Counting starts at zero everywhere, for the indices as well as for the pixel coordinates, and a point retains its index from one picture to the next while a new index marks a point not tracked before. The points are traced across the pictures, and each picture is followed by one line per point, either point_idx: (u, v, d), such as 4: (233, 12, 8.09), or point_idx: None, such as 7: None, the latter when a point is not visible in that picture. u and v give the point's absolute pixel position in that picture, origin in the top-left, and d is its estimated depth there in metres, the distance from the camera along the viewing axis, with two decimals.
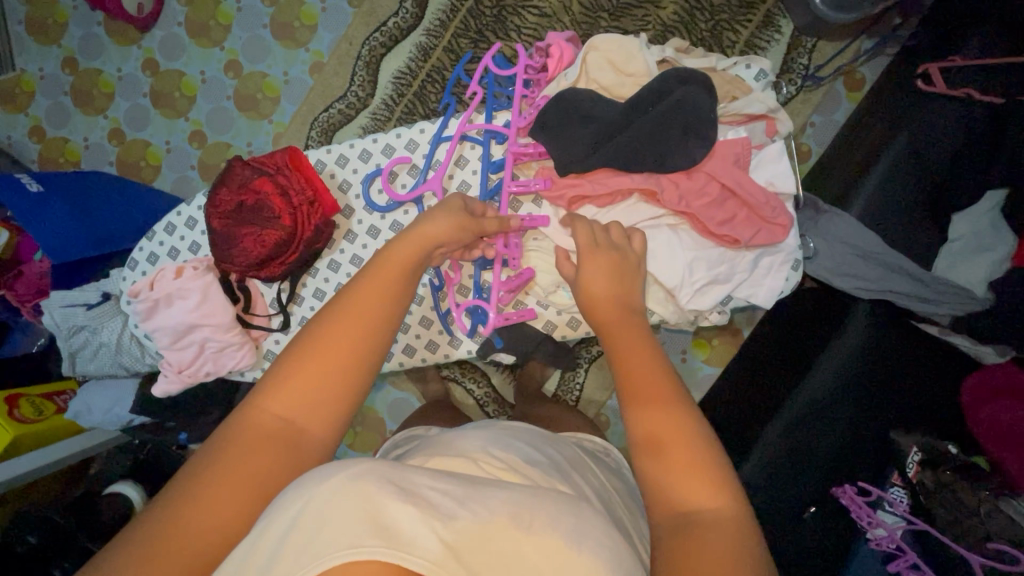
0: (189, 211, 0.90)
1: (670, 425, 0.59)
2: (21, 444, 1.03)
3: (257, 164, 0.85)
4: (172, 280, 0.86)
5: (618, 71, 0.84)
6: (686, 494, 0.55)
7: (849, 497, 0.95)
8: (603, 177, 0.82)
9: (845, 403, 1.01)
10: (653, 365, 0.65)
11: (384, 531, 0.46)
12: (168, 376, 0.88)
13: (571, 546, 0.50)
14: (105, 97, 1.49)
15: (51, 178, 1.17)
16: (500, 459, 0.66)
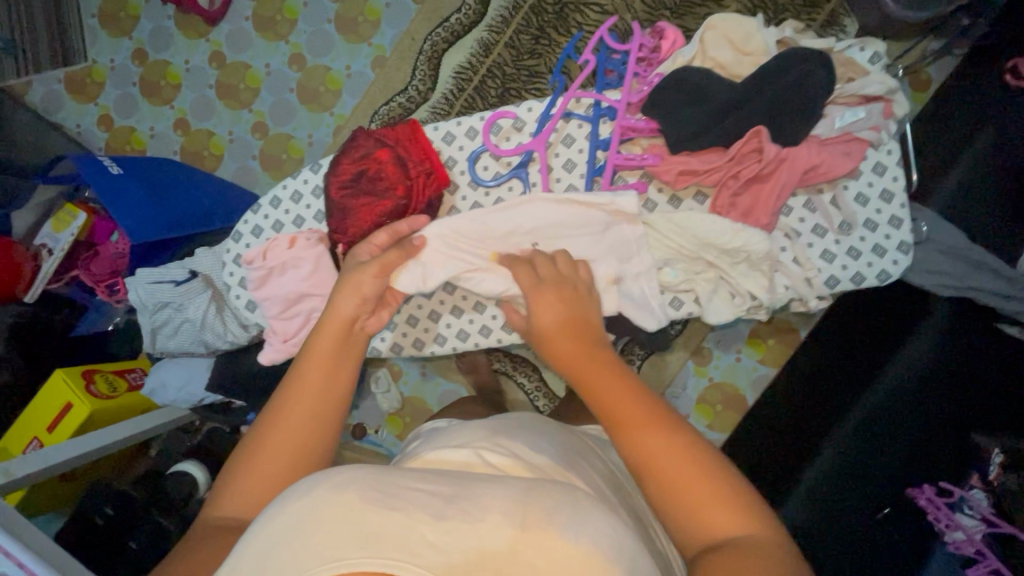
0: (294, 184, 0.88)
1: (671, 452, 0.59)
2: (96, 419, 1.04)
3: (378, 134, 0.83)
4: (285, 250, 0.84)
5: (738, 50, 0.82)
6: (707, 518, 0.56)
7: (925, 497, 0.91)
8: (716, 156, 0.79)
9: (924, 405, 1.01)
10: (634, 397, 0.64)
11: (370, 539, 0.43)
12: (274, 345, 0.86)
13: (566, 533, 0.47)
14: (172, 88, 1.54)
15: (129, 163, 1.21)
16: (508, 450, 0.66)
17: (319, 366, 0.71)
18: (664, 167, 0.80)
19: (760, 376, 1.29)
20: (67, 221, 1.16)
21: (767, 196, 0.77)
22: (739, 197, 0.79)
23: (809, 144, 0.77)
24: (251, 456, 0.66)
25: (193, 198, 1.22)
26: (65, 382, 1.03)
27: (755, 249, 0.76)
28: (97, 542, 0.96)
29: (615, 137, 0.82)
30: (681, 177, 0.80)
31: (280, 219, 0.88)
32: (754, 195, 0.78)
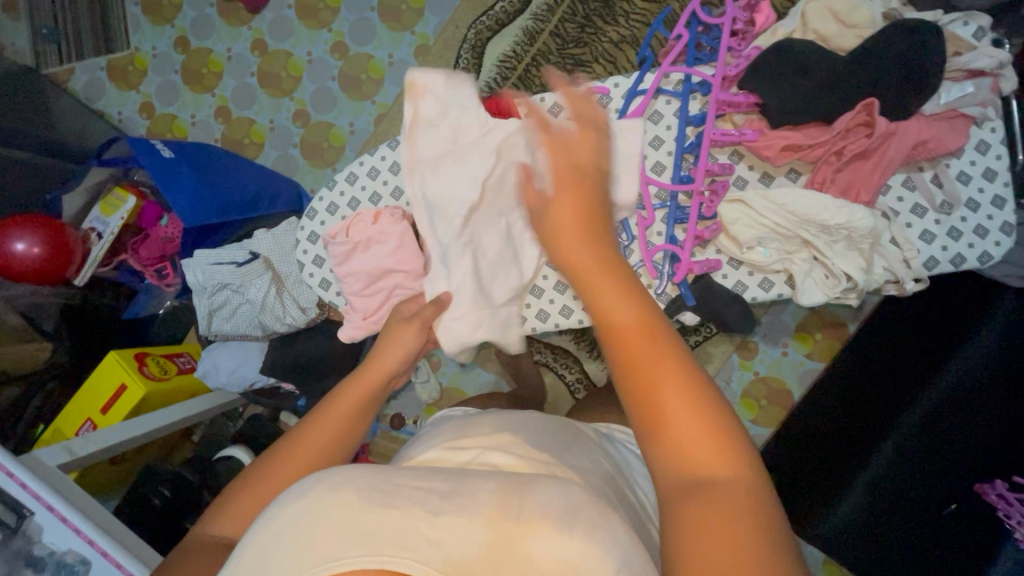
0: (370, 161, 0.87)
1: (650, 362, 0.48)
2: (149, 402, 1.04)
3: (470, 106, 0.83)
4: (370, 225, 0.82)
5: (841, 23, 0.81)
6: (682, 450, 0.46)
7: (995, 494, 0.91)
8: (822, 129, 0.78)
9: (988, 398, 0.97)
10: (628, 287, 0.53)
11: (364, 537, 0.41)
12: (355, 321, 0.86)
13: (560, 526, 0.43)
14: (213, 76, 1.54)
15: (178, 147, 1.20)
16: (512, 452, 0.61)
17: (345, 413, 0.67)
18: (767, 142, 0.79)
19: (808, 370, 1.24)
20: (116, 205, 1.17)
21: (869, 174, 0.77)
22: (840, 174, 0.79)
23: (915, 120, 0.76)
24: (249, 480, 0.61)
25: (241, 183, 1.22)
26: (120, 363, 1.03)
27: (860, 226, 0.76)
28: (148, 526, 0.96)
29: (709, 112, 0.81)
30: (781, 159, 0.79)
31: (356, 196, 0.86)
32: (855, 173, 0.78)
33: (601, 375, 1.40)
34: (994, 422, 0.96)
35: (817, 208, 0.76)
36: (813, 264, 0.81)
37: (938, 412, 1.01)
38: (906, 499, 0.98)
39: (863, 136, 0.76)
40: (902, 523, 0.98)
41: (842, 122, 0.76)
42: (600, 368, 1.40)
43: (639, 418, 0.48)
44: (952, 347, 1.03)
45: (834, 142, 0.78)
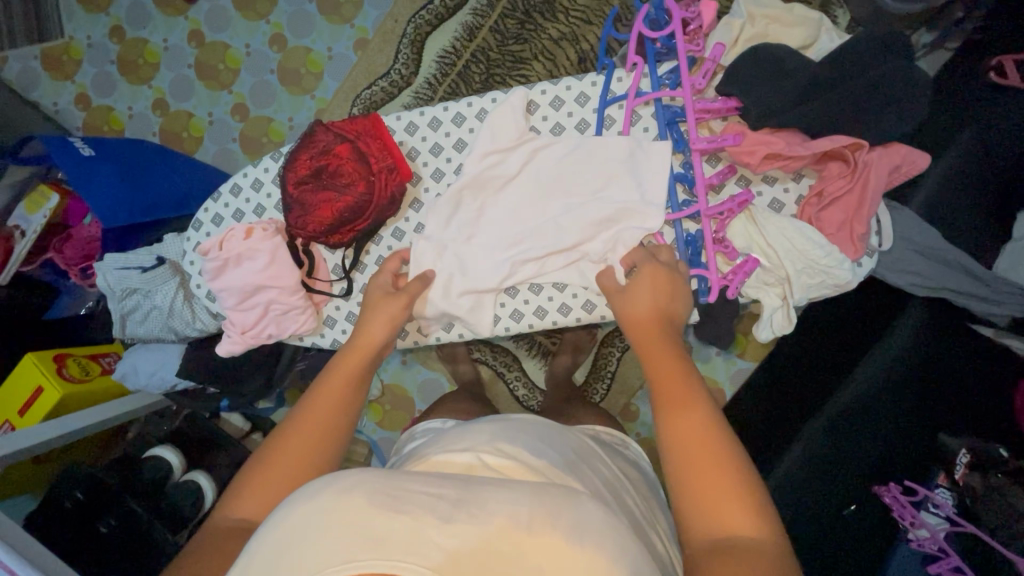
0: (258, 172, 0.86)
1: (693, 428, 0.60)
2: (69, 403, 1.05)
3: (337, 130, 0.80)
4: (241, 241, 0.81)
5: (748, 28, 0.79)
6: (722, 514, 0.55)
7: (892, 496, 0.93)
8: (801, 140, 0.72)
9: (893, 403, 0.98)
10: (680, 367, 0.66)
11: (377, 544, 0.45)
12: (232, 336, 0.85)
13: (572, 541, 0.47)
14: (150, 67, 1.51)
15: (99, 143, 1.18)
16: (505, 450, 0.63)
17: (334, 395, 0.70)
18: (748, 148, 0.72)
19: (740, 370, 1.19)
20: (40, 202, 1.14)
21: (857, 204, 0.72)
22: (828, 211, 0.74)
23: (885, 151, 0.72)
24: (248, 474, 0.64)
25: (169, 178, 1.20)
26: (37, 366, 1.03)
27: (840, 276, 0.73)
28: (67, 526, 0.96)
29: (688, 120, 0.76)
30: (762, 168, 0.73)
31: (240, 208, 0.86)
32: (845, 208, 0.73)
33: (539, 373, 1.40)
34: (895, 426, 0.98)
35: (809, 244, 0.72)
36: (779, 303, 0.77)
37: (847, 415, 0.99)
38: (814, 493, 0.98)
39: (839, 174, 0.72)
40: (815, 521, 0.97)
41: (823, 143, 0.71)
42: (537, 366, 1.41)
43: (679, 472, 0.58)
44: (861, 352, 1.02)
45: (813, 161, 0.73)
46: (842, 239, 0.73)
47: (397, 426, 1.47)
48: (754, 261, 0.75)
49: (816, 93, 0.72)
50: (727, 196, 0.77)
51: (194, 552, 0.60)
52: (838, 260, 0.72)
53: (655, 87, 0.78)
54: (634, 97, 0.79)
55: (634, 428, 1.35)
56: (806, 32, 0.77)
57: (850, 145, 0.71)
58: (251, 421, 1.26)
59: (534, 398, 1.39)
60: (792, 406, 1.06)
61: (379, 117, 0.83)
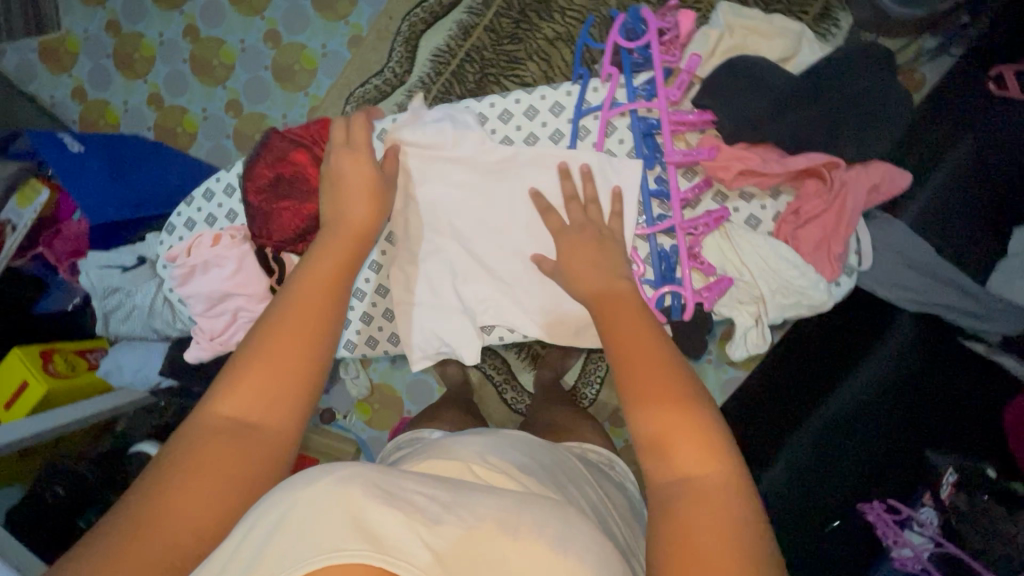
0: (228, 177, 0.86)
1: (652, 356, 0.61)
2: (54, 398, 1.05)
3: (292, 136, 0.81)
4: (208, 249, 0.82)
5: (736, 36, 0.76)
6: (680, 455, 0.54)
7: (876, 513, 0.91)
8: (779, 156, 0.71)
9: (881, 413, 0.96)
10: (640, 319, 0.65)
11: (372, 538, 0.43)
12: (201, 343, 0.84)
13: (556, 546, 0.46)
14: (146, 61, 1.51)
15: (89, 139, 1.19)
16: (494, 462, 0.62)
17: (327, 282, 0.69)
18: (722, 163, 0.71)
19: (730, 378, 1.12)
20: (30, 197, 1.15)
21: (835, 223, 0.70)
22: (804, 230, 0.72)
23: (864, 168, 0.70)
24: (238, 369, 0.62)
25: (158, 174, 1.20)
26: (22, 360, 1.04)
27: (815, 298, 0.71)
28: (46, 521, 0.97)
29: (664, 132, 0.75)
30: (736, 185, 0.72)
31: (212, 212, 0.86)
32: (822, 226, 0.71)
33: (527, 377, 1.39)
34: (882, 438, 0.96)
35: (782, 262, 0.71)
36: (753, 323, 0.75)
37: (829, 429, 0.97)
38: (800, 500, 0.96)
39: (816, 193, 0.70)
40: (802, 531, 0.95)
41: (797, 161, 0.69)
42: (526, 370, 1.39)
43: (643, 397, 0.58)
44: (845, 363, 0.99)
45: (789, 178, 0.71)
46: (819, 258, 0.71)
47: (385, 426, 1.47)
48: (729, 280, 0.73)
49: (805, 104, 0.69)
50: (703, 211, 0.75)
51: (181, 447, 0.57)
52: (812, 282, 0.70)
53: (632, 97, 0.77)
54: (609, 107, 0.77)
55: (621, 434, 1.34)
56: (786, 45, 0.75)
57: (826, 163, 0.69)
58: None
59: (523, 402, 1.38)
60: (771, 417, 1.02)
61: (332, 122, 0.84)
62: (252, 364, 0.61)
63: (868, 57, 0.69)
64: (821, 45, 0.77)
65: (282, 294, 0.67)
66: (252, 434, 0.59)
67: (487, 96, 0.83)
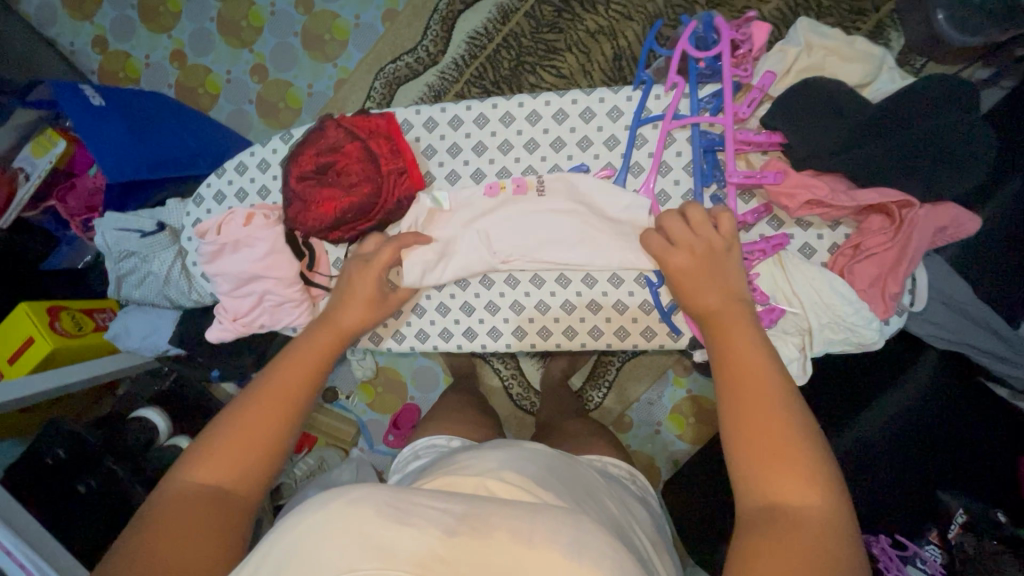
0: (265, 153, 0.83)
1: (762, 395, 0.58)
2: (59, 357, 1.03)
3: (349, 127, 0.77)
4: (240, 227, 0.79)
5: (810, 53, 0.73)
6: (777, 486, 0.54)
7: (881, 547, 0.92)
8: (845, 188, 0.68)
9: (901, 453, 0.93)
10: (741, 327, 0.64)
11: (383, 552, 0.44)
12: (224, 323, 0.82)
13: (570, 556, 0.44)
14: (171, 16, 1.46)
15: (111, 94, 1.15)
16: (510, 477, 0.58)
17: (318, 352, 0.71)
18: (787, 190, 0.69)
19: None
20: (46, 147, 1.12)
21: (895, 262, 0.67)
22: (860, 266, 0.69)
23: (935, 208, 0.67)
24: (215, 439, 0.63)
25: (180, 138, 1.16)
26: (29, 316, 1.01)
27: (866, 336, 0.69)
28: (43, 481, 0.96)
29: (727, 150, 0.73)
30: (801, 213, 0.70)
31: (244, 186, 0.84)
32: (879, 263, 0.69)
33: (534, 373, 1.38)
34: (898, 478, 0.93)
35: (836, 297, 0.69)
36: (798, 354, 0.71)
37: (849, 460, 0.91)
38: None
39: (882, 230, 0.68)
40: None
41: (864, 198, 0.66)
42: (535, 366, 1.38)
43: (744, 452, 0.56)
44: (873, 389, 0.94)
45: (854, 211, 0.69)
46: (872, 295, 0.69)
47: (387, 410, 1.45)
48: (780, 310, 0.71)
49: (877, 137, 0.67)
50: (759, 236, 0.74)
51: (147, 516, 0.57)
52: (864, 318, 0.68)
53: (695, 111, 0.74)
54: (670, 118, 0.75)
55: (624, 440, 1.32)
56: (865, 70, 0.72)
57: (898, 202, 0.66)
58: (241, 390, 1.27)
59: (529, 399, 1.37)
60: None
61: (394, 115, 0.80)
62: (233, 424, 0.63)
63: (947, 94, 0.66)
64: (901, 74, 0.75)
65: (265, 369, 0.67)
66: (224, 500, 0.59)
67: (542, 92, 0.80)
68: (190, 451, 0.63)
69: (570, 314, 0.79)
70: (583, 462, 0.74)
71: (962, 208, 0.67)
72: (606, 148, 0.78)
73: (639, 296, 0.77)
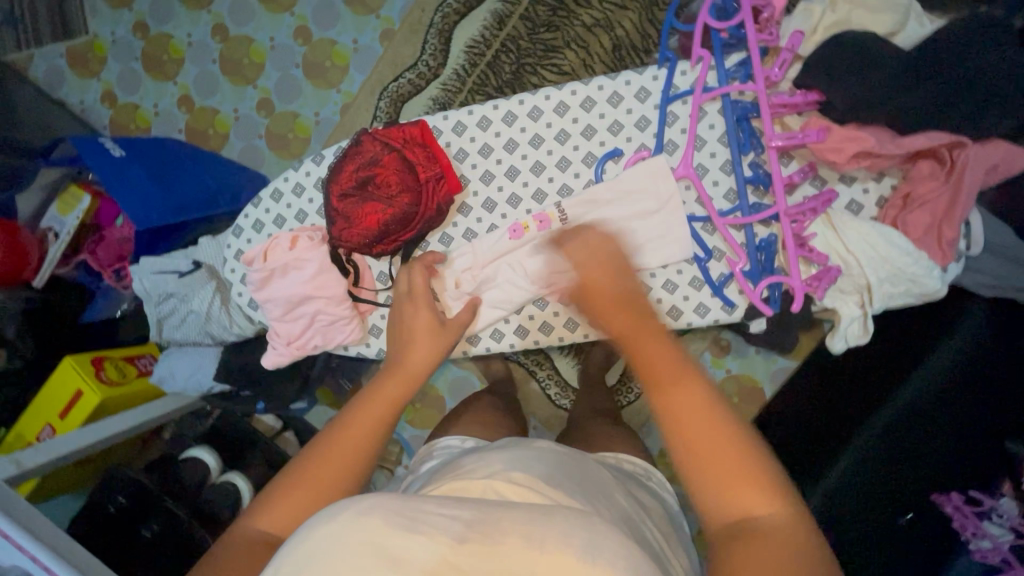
0: (300, 177, 0.84)
1: (696, 408, 0.53)
2: (109, 405, 1.05)
3: (384, 139, 0.78)
4: (287, 251, 0.80)
5: (830, 11, 0.73)
6: (732, 497, 0.50)
7: (952, 505, 0.88)
8: (891, 137, 0.68)
9: (951, 407, 0.91)
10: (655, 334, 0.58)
11: (393, 564, 0.39)
12: (278, 347, 0.83)
13: (587, 557, 0.40)
14: (174, 63, 1.49)
15: (130, 144, 1.17)
16: (516, 478, 0.55)
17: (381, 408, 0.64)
18: (834, 145, 0.69)
19: (780, 368, 1.25)
20: (72, 204, 1.13)
21: (949, 206, 0.67)
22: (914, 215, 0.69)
23: (982, 147, 0.66)
24: (282, 487, 0.58)
25: (200, 179, 1.19)
26: (75, 369, 1.03)
27: (929, 285, 0.69)
28: (105, 528, 0.97)
29: (762, 116, 0.73)
30: (850, 166, 0.69)
31: (282, 213, 0.85)
32: (934, 210, 0.68)
33: (570, 372, 1.37)
34: (954, 434, 0.91)
35: (894, 249, 0.68)
36: (859, 312, 0.72)
37: (907, 421, 0.89)
38: (869, 509, 0.89)
39: (932, 175, 0.68)
40: (873, 525, 0.89)
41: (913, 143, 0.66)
42: (570, 365, 1.36)
43: (689, 469, 0.52)
44: (924, 344, 0.93)
45: (902, 160, 0.69)
46: (929, 243, 0.69)
47: (427, 425, 1.45)
48: (837, 269, 0.71)
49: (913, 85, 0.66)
50: (804, 197, 0.74)
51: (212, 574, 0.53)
52: (926, 267, 0.68)
53: (724, 82, 0.74)
54: (700, 92, 0.75)
55: None
56: (895, 20, 0.71)
57: (947, 143, 0.67)
58: (282, 420, 1.28)
59: (568, 398, 1.36)
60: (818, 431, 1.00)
61: (425, 123, 0.82)
62: (305, 474, 0.58)
63: (977, 31, 0.65)
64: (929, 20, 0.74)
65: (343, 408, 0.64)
66: None
67: (567, 83, 0.80)
68: (254, 501, 0.58)
69: None
70: (586, 456, 0.72)
71: (1011, 145, 0.67)
72: (637, 130, 0.78)
73: (687, 273, 0.76)
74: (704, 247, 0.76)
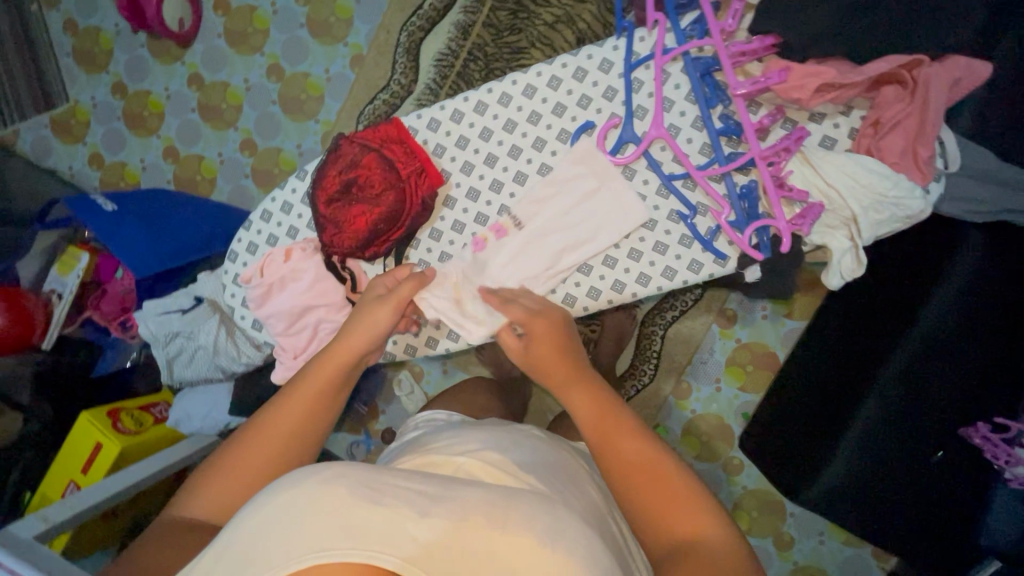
0: (286, 196, 0.86)
1: (643, 460, 0.63)
2: (128, 454, 1.06)
3: (362, 141, 0.81)
4: (282, 264, 0.83)
5: None
6: (674, 525, 0.58)
7: (981, 435, 0.83)
8: (851, 67, 0.71)
9: (974, 340, 0.87)
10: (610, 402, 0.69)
11: (354, 531, 0.43)
12: (286, 362, 0.85)
13: (544, 537, 0.47)
14: (155, 117, 1.52)
15: (122, 199, 1.20)
16: (491, 458, 0.62)
17: (310, 399, 0.71)
18: (796, 83, 0.71)
19: (790, 329, 1.24)
20: (70, 264, 1.15)
21: (919, 125, 0.70)
22: (886, 139, 0.71)
23: (942, 65, 0.69)
24: (220, 465, 0.67)
25: (193, 223, 1.20)
26: (92, 423, 1.05)
27: (912, 206, 0.71)
28: None
29: (724, 67, 0.74)
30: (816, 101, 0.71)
31: (273, 232, 0.86)
32: (905, 132, 0.70)
33: None
34: (980, 367, 0.87)
35: (872, 176, 0.71)
36: (849, 244, 0.73)
37: (919, 356, 0.88)
38: (887, 452, 0.87)
39: (898, 98, 0.70)
40: (900, 466, 0.87)
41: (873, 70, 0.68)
42: None
43: (637, 506, 0.61)
44: (937, 273, 0.90)
45: (866, 88, 0.71)
46: (907, 163, 0.71)
47: None
48: (820, 205, 0.72)
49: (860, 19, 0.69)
50: (777, 138, 0.75)
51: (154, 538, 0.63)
52: (907, 188, 0.70)
53: (682, 41, 0.76)
54: (661, 54, 0.77)
55: (688, 405, 1.29)
56: None
57: (907, 64, 0.69)
58: None
59: None
60: (820, 395, 0.99)
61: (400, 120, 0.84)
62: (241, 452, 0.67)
63: None
64: None
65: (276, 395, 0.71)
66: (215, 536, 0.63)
67: (532, 65, 0.82)
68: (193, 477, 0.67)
69: (613, 269, 0.79)
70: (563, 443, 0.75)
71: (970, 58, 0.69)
72: (606, 100, 0.79)
73: (675, 232, 0.78)
74: (688, 205, 0.77)
